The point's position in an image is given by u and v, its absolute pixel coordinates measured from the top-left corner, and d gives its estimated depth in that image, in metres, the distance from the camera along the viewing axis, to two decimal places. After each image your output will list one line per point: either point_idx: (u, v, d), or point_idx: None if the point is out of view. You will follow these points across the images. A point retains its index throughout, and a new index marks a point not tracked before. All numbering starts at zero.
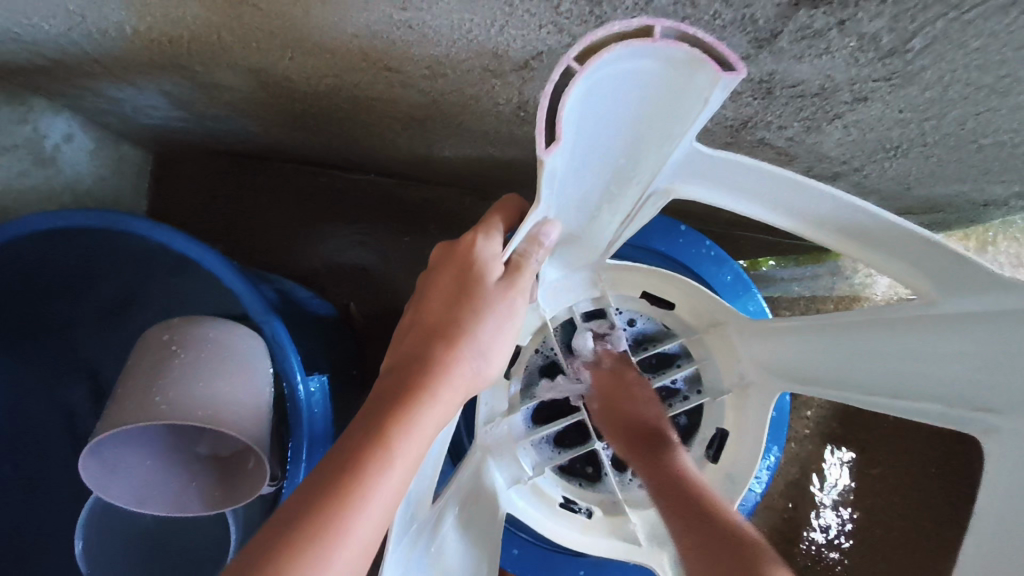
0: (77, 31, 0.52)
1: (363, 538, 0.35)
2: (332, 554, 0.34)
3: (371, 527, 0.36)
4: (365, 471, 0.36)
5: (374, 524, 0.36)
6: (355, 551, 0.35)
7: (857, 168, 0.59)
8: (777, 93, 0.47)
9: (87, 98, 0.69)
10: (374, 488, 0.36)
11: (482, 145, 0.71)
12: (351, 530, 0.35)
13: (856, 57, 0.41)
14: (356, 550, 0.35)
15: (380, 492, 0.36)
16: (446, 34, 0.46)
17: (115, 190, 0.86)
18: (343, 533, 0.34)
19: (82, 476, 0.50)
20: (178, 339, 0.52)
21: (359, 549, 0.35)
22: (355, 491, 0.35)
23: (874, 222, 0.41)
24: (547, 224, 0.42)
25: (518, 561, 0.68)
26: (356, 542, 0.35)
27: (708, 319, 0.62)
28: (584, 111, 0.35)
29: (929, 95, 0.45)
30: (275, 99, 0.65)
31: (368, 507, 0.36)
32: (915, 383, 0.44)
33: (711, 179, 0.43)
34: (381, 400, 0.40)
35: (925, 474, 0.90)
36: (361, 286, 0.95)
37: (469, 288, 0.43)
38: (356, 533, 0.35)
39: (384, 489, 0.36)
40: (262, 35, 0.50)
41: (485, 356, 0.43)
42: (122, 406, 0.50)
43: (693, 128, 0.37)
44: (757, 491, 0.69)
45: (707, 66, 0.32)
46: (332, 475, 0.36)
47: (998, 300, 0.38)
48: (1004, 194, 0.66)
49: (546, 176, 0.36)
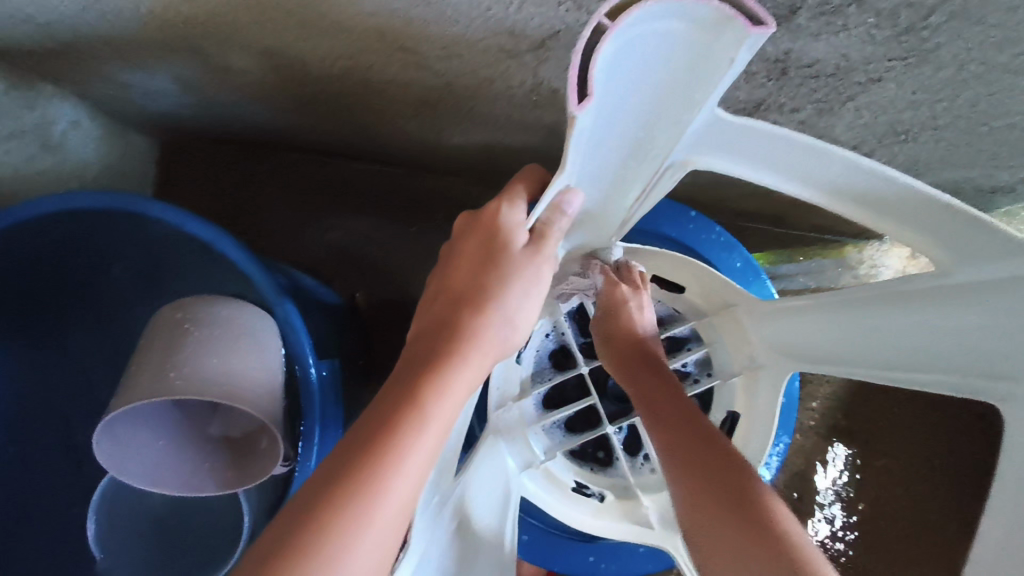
0: (91, 11, 0.52)
1: (403, 496, 0.35)
2: (374, 509, 0.34)
3: (410, 485, 0.36)
4: (401, 430, 0.36)
5: (414, 483, 0.36)
6: (395, 507, 0.35)
7: (868, 153, 0.60)
8: (792, 74, 0.47)
9: (95, 83, 0.69)
10: (411, 448, 0.36)
11: (492, 132, 0.71)
12: (391, 488, 0.35)
13: (873, 35, 0.42)
14: (396, 506, 0.35)
15: (419, 449, 0.36)
16: (463, 12, 0.46)
17: (120, 178, 0.86)
18: (385, 489, 0.34)
19: (98, 450, 0.49)
20: (190, 317, 0.52)
21: (400, 506, 0.35)
22: (393, 451, 0.35)
23: (891, 188, 0.41)
24: (569, 192, 0.42)
25: (527, 546, 0.69)
26: (396, 500, 0.35)
27: (718, 301, 0.63)
28: (612, 72, 0.35)
29: (943, 75, 0.45)
30: (286, 83, 0.65)
31: (406, 466, 0.35)
32: (933, 355, 0.45)
33: (733, 147, 0.43)
34: (414, 363, 0.40)
35: (929, 466, 0.91)
36: (367, 276, 0.95)
37: (496, 256, 0.43)
38: (396, 490, 0.35)
39: (421, 448, 0.36)
40: (279, 14, 0.50)
41: (512, 322, 0.44)
42: (135, 383, 0.49)
43: (715, 92, 0.37)
44: (767, 477, 0.69)
45: (735, 23, 0.33)
46: (369, 435, 0.36)
47: (1013, 265, 0.39)
48: (1011, 180, 0.66)
49: (574, 136, 0.36)
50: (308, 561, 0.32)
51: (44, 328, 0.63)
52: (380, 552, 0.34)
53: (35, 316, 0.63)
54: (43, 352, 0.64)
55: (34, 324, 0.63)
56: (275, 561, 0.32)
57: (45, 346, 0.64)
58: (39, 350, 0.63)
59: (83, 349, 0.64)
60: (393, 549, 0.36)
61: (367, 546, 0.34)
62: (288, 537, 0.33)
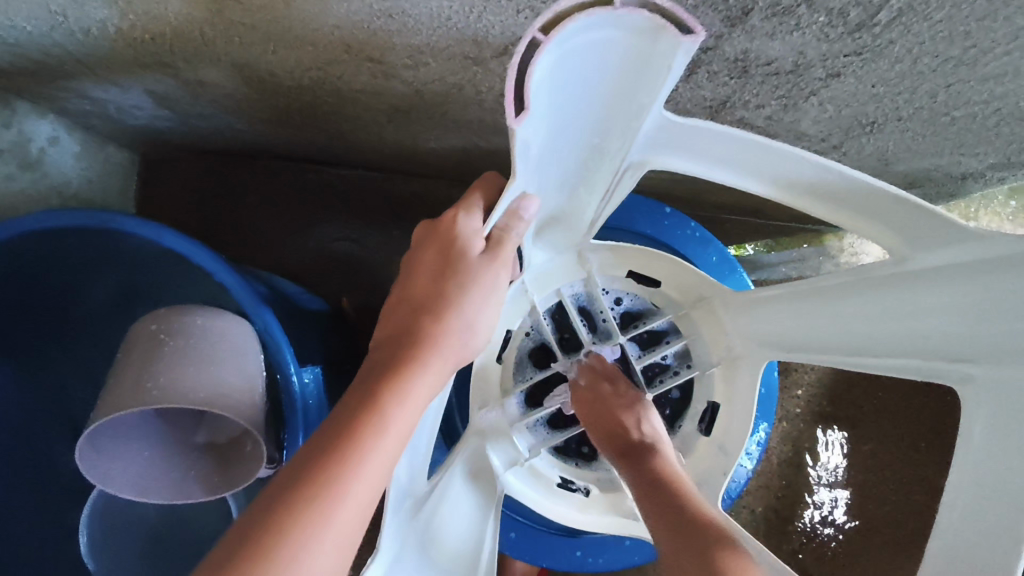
0: (60, 31, 0.52)
1: (362, 499, 0.36)
2: (332, 513, 0.35)
3: (369, 489, 0.37)
4: (361, 436, 0.37)
5: (372, 488, 0.37)
6: (355, 510, 0.36)
7: (836, 145, 0.60)
8: (752, 72, 0.48)
9: (71, 100, 0.69)
10: (370, 453, 0.37)
11: (468, 136, 0.72)
12: (349, 492, 0.36)
13: (826, 33, 0.42)
14: (356, 510, 0.36)
15: (378, 455, 0.37)
16: (425, 22, 0.47)
17: (102, 192, 0.86)
18: (340, 496, 0.35)
19: (82, 461, 0.51)
20: (165, 328, 0.53)
21: (359, 511, 0.36)
22: (352, 455, 0.36)
23: (837, 179, 0.43)
24: (526, 199, 0.43)
25: (515, 543, 0.71)
26: (355, 504, 0.36)
27: (695, 295, 0.64)
28: (554, 81, 0.36)
29: (899, 69, 0.46)
30: (259, 95, 0.65)
31: (365, 471, 0.36)
32: (893, 344, 0.47)
33: (684, 147, 0.45)
34: (375, 371, 0.41)
35: (914, 449, 0.91)
36: (353, 280, 0.96)
37: (453, 263, 0.44)
38: (354, 496, 0.36)
39: (380, 452, 0.37)
40: (244, 29, 0.50)
41: (472, 328, 0.45)
42: (116, 395, 0.50)
43: (659, 95, 0.39)
44: (747, 467, 0.71)
45: (668, 32, 0.34)
46: (328, 440, 0.37)
47: (975, 252, 0.40)
48: (980, 167, 0.67)
49: (521, 145, 0.37)
50: (267, 562, 0.33)
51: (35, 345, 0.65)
52: (339, 557, 0.35)
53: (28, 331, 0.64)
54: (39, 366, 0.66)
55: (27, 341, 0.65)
56: (234, 565, 0.33)
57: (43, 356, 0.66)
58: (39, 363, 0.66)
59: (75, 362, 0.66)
60: (354, 550, 0.36)
61: (326, 549, 0.34)
62: (245, 544, 0.33)
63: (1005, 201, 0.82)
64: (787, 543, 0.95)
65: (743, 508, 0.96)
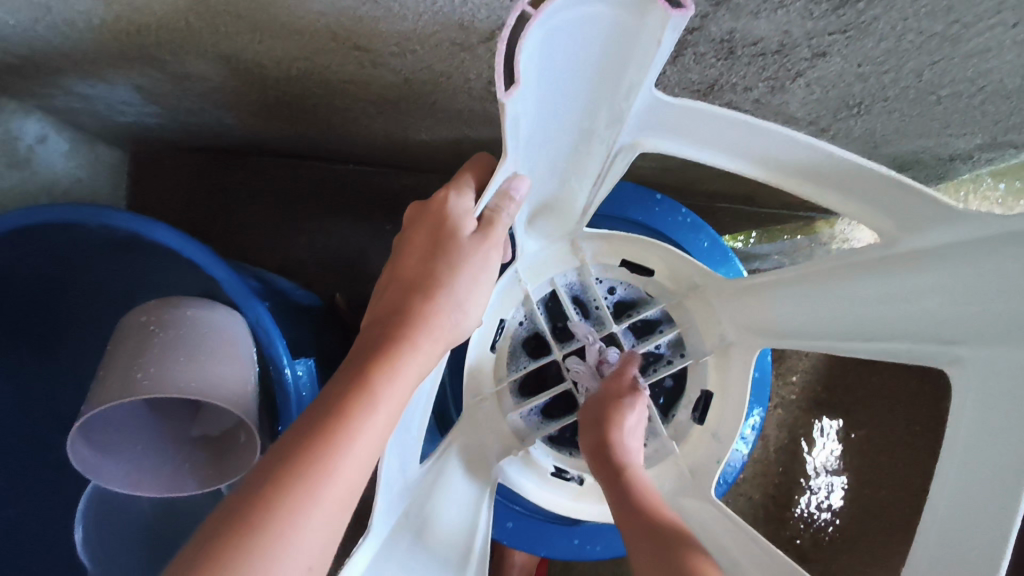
0: (43, 24, 0.52)
1: (352, 476, 0.36)
2: (320, 490, 0.35)
3: (359, 465, 0.37)
4: (350, 414, 0.37)
5: (360, 466, 0.37)
6: (343, 488, 0.36)
7: (824, 128, 0.61)
8: (739, 52, 0.48)
9: (58, 97, 0.68)
10: (360, 429, 0.37)
11: (458, 126, 0.72)
12: (337, 471, 0.36)
13: (810, 10, 0.42)
14: (344, 487, 0.36)
15: (366, 433, 0.37)
16: (411, 8, 0.46)
17: (92, 191, 0.86)
18: (328, 474, 0.35)
19: (73, 455, 0.50)
20: (156, 319, 0.53)
21: (347, 490, 0.36)
22: (341, 432, 0.36)
23: (825, 159, 0.43)
24: (516, 178, 0.43)
25: (512, 533, 0.71)
26: (343, 482, 0.36)
27: (686, 282, 0.64)
28: (543, 58, 0.36)
29: (884, 46, 0.46)
30: (248, 88, 0.65)
31: (355, 447, 0.37)
32: (883, 324, 0.47)
33: (674, 129, 0.45)
34: (365, 351, 0.41)
35: (908, 432, 0.92)
36: (346, 275, 0.96)
37: (443, 244, 0.44)
38: (343, 473, 0.36)
39: (370, 430, 0.38)
40: (229, 19, 0.50)
41: (463, 309, 0.45)
42: (107, 388, 0.50)
43: (649, 73, 0.39)
44: (743, 452, 0.72)
45: (656, 5, 0.34)
46: (319, 416, 0.37)
47: (964, 230, 0.40)
48: (967, 148, 0.67)
49: (510, 123, 0.37)
50: (256, 536, 0.33)
51: (35, 342, 0.65)
52: (327, 534, 0.35)
53: (27, 327, 0.65)
54: (37, 363, 0.66)
55: (24, 339, 0.65)
56: (220, 543, 0.33)
57: (40, 354, 0.66)
58: (37, 361, 0.66)
59: (76, 358, 0.67)
60: (343, 528, 0.37)
61: (313, 527, 0.35)
62: (232, 523, 0.33)
63: (995, 184, 0.83)
64: (785, 529, 0.95)
65: (740, 495, 0.96)
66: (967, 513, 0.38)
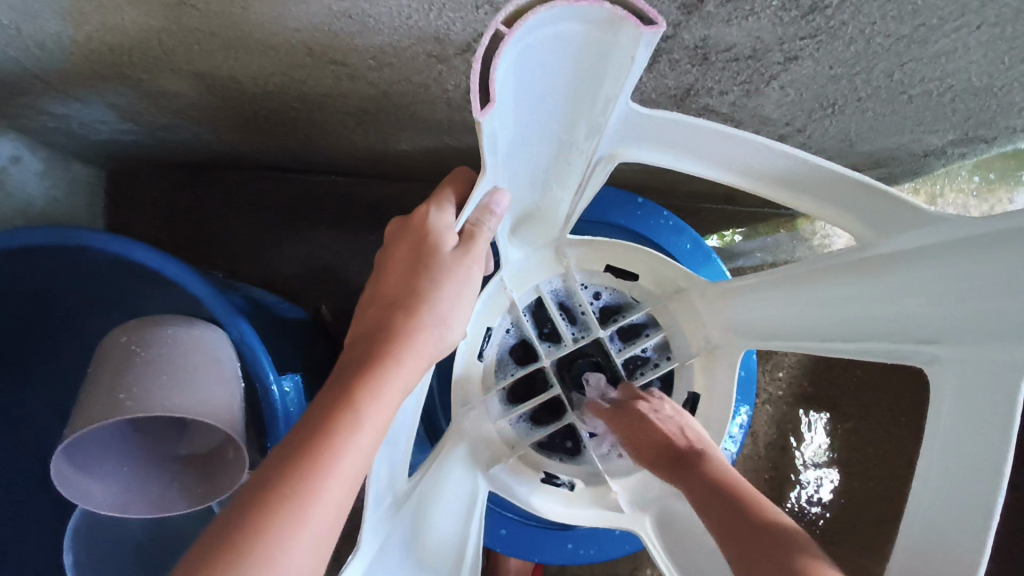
0: (13, 46, 0.51)
1: (339, 495, 0.36)
2: (308, 509, 0.35)
3: (346, 484, 0.37)
4: (335, 433, 0.37)
5: (348, 484, 0.37)
6: (333, 506, 0.36)
7: (800, 129, 0.61)
8: (712, 58, 0.49)
9: (31, 116, 0.67)
10: (346, 449, 0.37)
11: (438, 135, 0.72)
12: (324, 490, 0.36)
13: (781, 16, 0.43)
14: (331, 505, 0.36)
15: (352, 452, 0.37)
16: (386, 22, 0.46)
17: (69, 210, 0.84)
18: (314, 494, 0.35)
19: (59, 479, 0.50)
20: (136, 339, 0.52)
21: (334, 509, 0.36)
22: (327, 451, 0.36)
23: (801, 166, 0.44)
24: (497, 193, 0.44)
25: (505, 540, 0.71)
26: (330, 501, 0.36)
27: (671, 286, 0.64)
28: (518, 74, 0.36)
29: (855, 49, 0.47)
30: (224, 103, 0.65)
31: (341, 466, 0.36)
32: (863, 324, 0.47)
33: (651, 139, 0.45)
34: (350, 369, 0.41)
35: (896, 423, 0.94)
36: (332, 286, 0.96)
37: (425, 258, 0.44)
38: (329, 493, 0.36)
39: (356, 448, 0.37)
40: (202, 36, 0.49)
41: (446, 322, 0.45)
42: (87, 412, 0.49)
43: (625, 87, 0.39)
44: (732, 450, 0.72)
45: (628, 23, 0.34)
46: (305, 435, 0.37)
47: (948, 229, 0.40)
48: (940, 145, 0.68)
49: (487, 139, 0.37)
50: (244, 560, 0.33)
51: (12, 366, 0.65)
52: (315, 555, 0.35)
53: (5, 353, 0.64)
54: (15, 388, 0.65)
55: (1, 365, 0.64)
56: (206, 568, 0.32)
57: (20, 377, 0.65)
58: (15, 386, 0.65)
59: (56, 382, 0.66)
60: (333, 546, 0.36)
61: (301, 548, 0.34)
62: (217, 547, 0.33)
63: (968, 177, 0.85)
64: None
65: None
66: (948, 507, 0.39)
